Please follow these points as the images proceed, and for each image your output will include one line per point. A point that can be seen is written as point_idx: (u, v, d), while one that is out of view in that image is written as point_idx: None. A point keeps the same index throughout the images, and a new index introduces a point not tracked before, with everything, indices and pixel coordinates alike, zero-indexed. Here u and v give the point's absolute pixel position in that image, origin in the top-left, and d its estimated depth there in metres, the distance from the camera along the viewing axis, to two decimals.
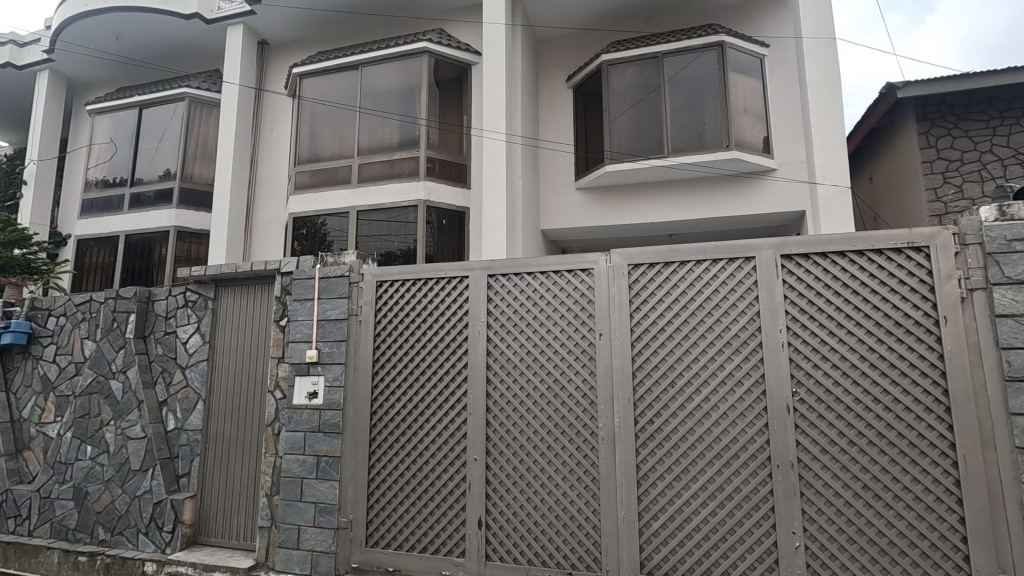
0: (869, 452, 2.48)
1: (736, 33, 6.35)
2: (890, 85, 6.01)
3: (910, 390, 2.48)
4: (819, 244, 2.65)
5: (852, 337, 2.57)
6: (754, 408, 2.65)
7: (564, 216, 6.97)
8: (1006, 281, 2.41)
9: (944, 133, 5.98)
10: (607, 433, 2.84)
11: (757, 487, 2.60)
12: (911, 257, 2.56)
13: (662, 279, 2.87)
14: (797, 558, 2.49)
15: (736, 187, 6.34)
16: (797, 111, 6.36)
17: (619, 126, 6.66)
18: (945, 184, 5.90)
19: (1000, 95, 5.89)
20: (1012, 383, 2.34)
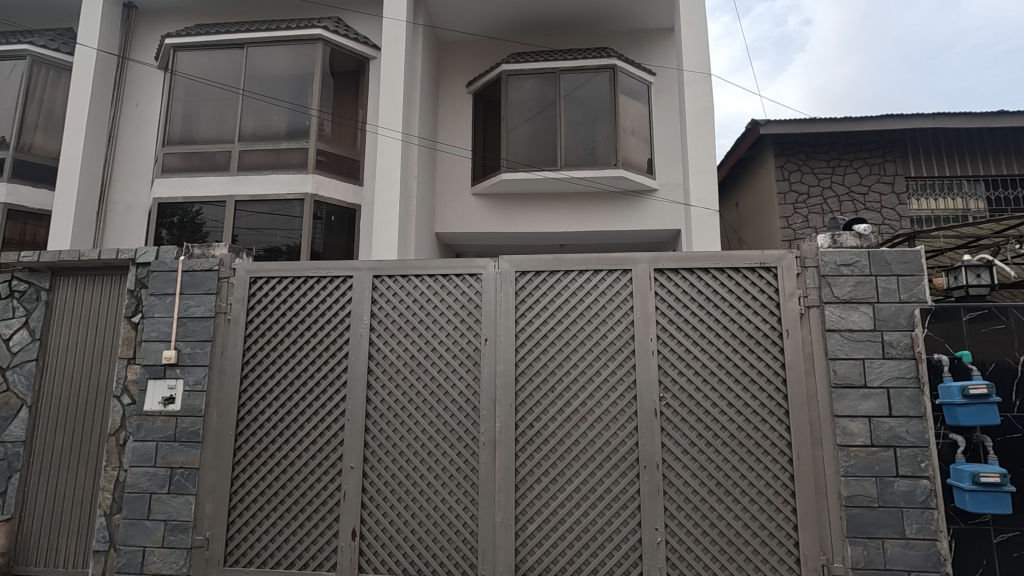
0: (723, 452, 2.72)
1: (627, 59, 6.75)
2: (754, 122, 6.75)
3: (758, 395, 2.75)
4: (687, 260, 2.88)
5: (712, 346, 2.81)
6: (626, 412, 2.80)
7: (459, 221, 6.96)
8: (835, 300, 2.78)
9: (795, 169, 6.81)
10: (488, 437, 2.85)
11: (626, 487, 2.75)
12: (763, 276, 2.86)
13: (547, 287, 2.95)
14: (658, 552, 2.66)
15: (621, 204, 6.72)
16: (677, 137, 6.90)
17: (516, 136, 6.80)
18: (794, 214, 6.71)
19: (839, 141, 6.81)
20: (837, 389, 2.70)
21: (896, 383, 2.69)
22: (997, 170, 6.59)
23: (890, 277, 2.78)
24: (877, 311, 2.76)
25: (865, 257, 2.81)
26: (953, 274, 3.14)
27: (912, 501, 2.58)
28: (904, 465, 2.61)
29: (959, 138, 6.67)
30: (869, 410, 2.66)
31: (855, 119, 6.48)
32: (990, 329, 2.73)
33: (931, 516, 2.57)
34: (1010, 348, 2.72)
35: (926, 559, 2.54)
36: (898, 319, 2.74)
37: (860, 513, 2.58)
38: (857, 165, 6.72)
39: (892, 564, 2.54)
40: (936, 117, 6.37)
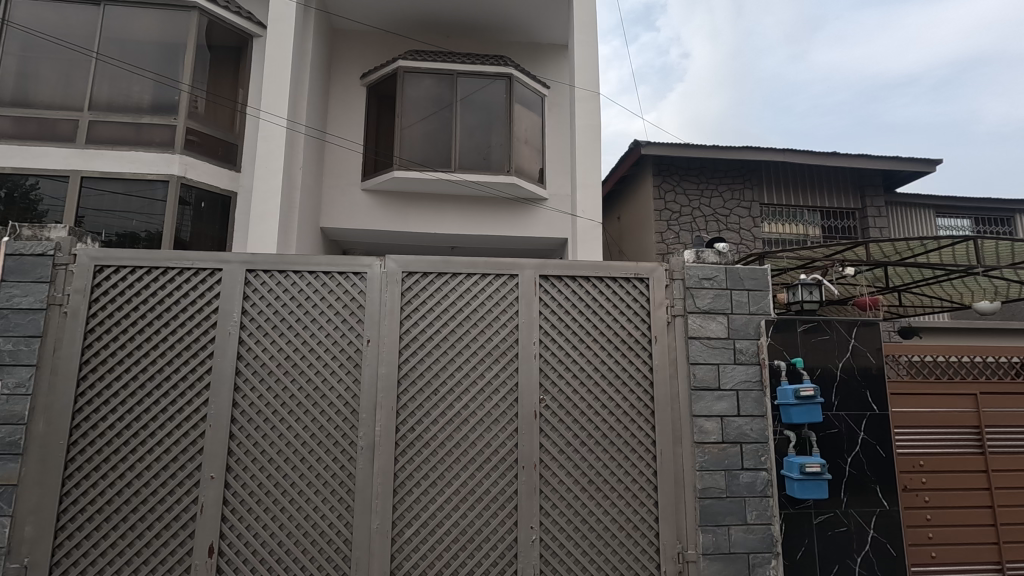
0: (596, 451, 2.87)
1: (523, 70, 6.93)
2: (636, 142, 7.25)
3: (629, 396, 2.95)
4: (570, 268, 3.01)
5: (590, 351, 2.97)
6: (507, 414, 2.86)
7: (347, 216, 6.68)
8: (697, 310, 3.06)
9: (670, 189, 7.41)
10: (367, 441, 2.76)
11: (505, 488, 2.80)
12: (636, 286, 3.07)
13: (434, 289, 2.93)
14: (533, 550, 2.74)
15: (512, 210, 6.86)
16: (566, 150, 7.20)
17: (410, 135, 6.68)
18: (668, 230, 7.29)
19: (708, 166, 7.51)
20: (696, 392, 2.97)
21: (745, 385, 3.01)
22: (830, 203, 7.68)
23: (742, 291, 3.13)
24: (731, 321, 3.08)
25: (722, 273, 3.13)
26: (792, 291, 3.59)
27: (753, 490, 2.90)
28: (748, 459, 2.93)
29: (802, 173, 7.68)
30: (721, 410, 2.96)
31: (721, 148, 7.21)
32: (817, 339, 3.19)
33: (768, 503, 2.91)
34: (832, 354, 3.20)
35: (762, 541, 2.87)
36: (748, 329, 3.08)
37: (711, 504, 2.86)
38: (721, 190, 7.46)
39: (735, 547, 2.84)
40: (785, 153, 7.28)
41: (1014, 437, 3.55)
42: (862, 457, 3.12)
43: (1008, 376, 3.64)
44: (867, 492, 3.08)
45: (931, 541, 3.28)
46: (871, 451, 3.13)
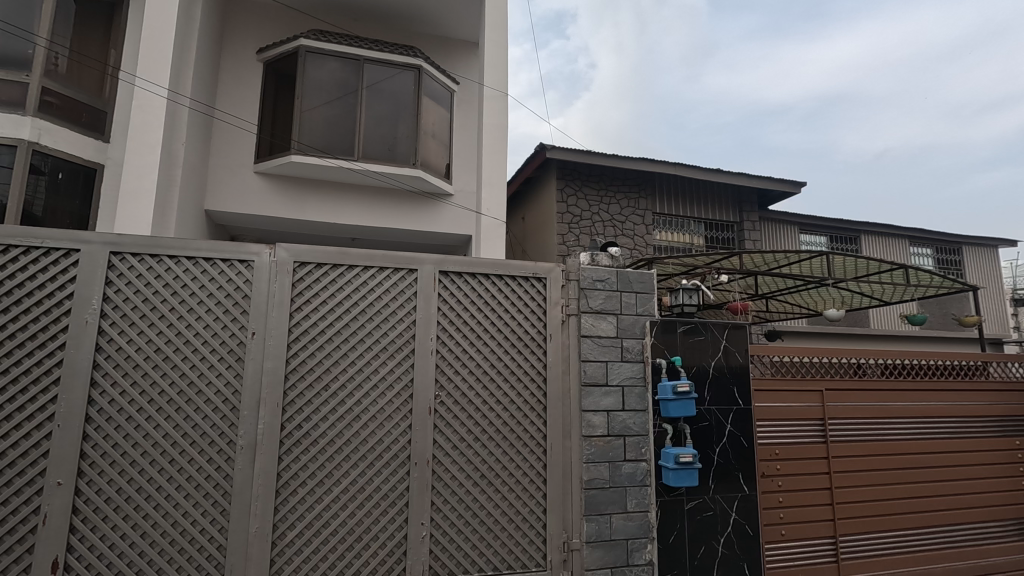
0: (488, 446, 2.92)
1: (433, 63, 6.85)
2: (542, 145, 7.43)
3: (523, 392, 3.02)
4: (470, 265, 3.02)
5: (487, 347, 3.00)
6: (401, 410, 2.82)
7: (237, 200, 6.22)
8: (589, 310, 3.21)
9: (572, 193, 7.68)
10: (247, 440, 2.59)
11: (396, 485, 2.76)
12: (534, 285, 3.16)
13: (328, 282, 2.81)
14: (422, 547, 2.72)
15: (417, 204, 6.76)
16: (473, 147, 7.22)
17: (311, 118, 6.34)
18: (569, 232, 7.56)
19: (609, 174, 7.87)
20: (586, 388, 3.11)
21: (630, 382, 3.21)
22: (713, 216, 8.37)
23: (631, 294, 3.33)
24: (619, 321, 3.27)
25: (614, 276, 3.31)
26: (674, 294, 3.87)
27: (634, 480, 3.10)
28: (630, 451, 3.13)
29: (690, 186, 8.29)
30: (608, 405, 3.13)
31: (621, 157, 7.59)
32: (694, 339, 3.48)
33: (646, 492, 3.12)
34: (706, 354, 3.49)
35: (640, 527, 3.07)
36: (634, 329, 3.29)
37: (596, 494, 3.01)
38: (619, 197, 7.85)
39: (616, 534, 3.01)
40: (676, 166, 7.82)
41: (851, 427, 4.08)
42: (728, 447, 3.44)
43: (849, 374, 4.18)
44: (731, 478, 3.40)
45: (781, 520, 3.71)
46: (735, 441, 3.47)
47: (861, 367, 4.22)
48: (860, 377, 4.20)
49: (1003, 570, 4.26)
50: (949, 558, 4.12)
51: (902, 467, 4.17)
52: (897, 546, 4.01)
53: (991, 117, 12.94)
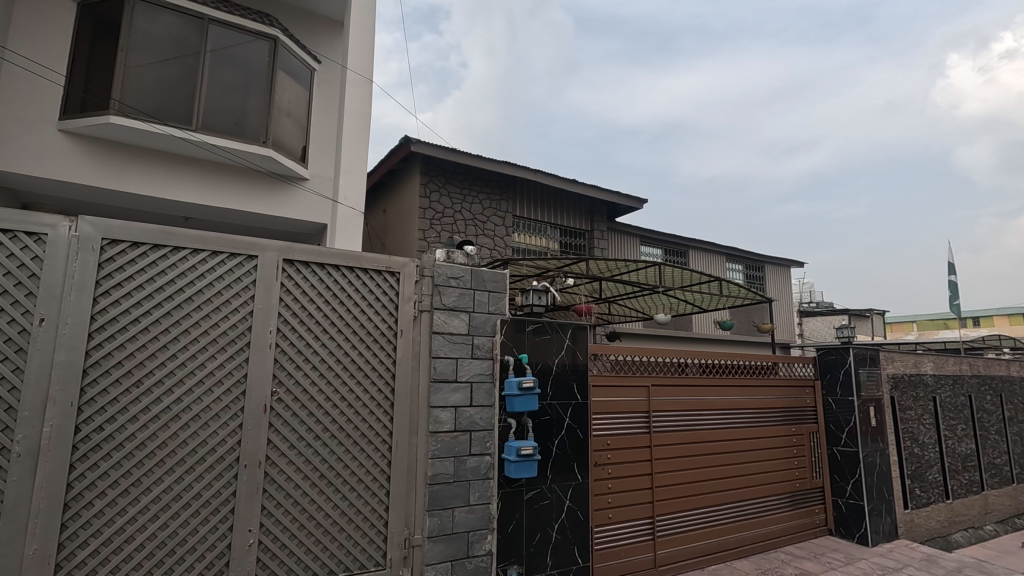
0: (329, 445, 2.79)
1: (291, 36, 6.38)
2: (407, 137, 7.31)
3: (369, 389, 2.94)
4: (318, 255, 2.88)
5: (333, 342, 2.87)
6: (231, 409, 2.58)
7: (33, 161, 5.20)
8: (442, 307, 3.23)
9: (435, 189, 7.65)
10: (27, 447, 2.17)
11: (220, 490, 2.52)
12: (387, 280, 3.10)
13: (147, 264, 2.48)
14: (248, 555, 2.52)
15: (266, 186, 6.22)
16: (332, 132, 6.84)
17: (138, 77, 5.54)
18: (430, 229, 7.51)
19: (473, 173, 7.98)
20: (436, 384, 3.12)
21: (478, 378, 3.28)
22: (567, 222, 8.89)
23: (484, 292, 3.42)
24: (471, 319, 3.33)
25: (468, 274, 3.37)
26: (524, 295, 4.04)
27: (477, 474, 3.18)
28: (475, 445, 3.20)
29: (548, 193, 8.72)
30: (456, 401, 3.17)
31: (485, 158, 7.74)
32: (540, 338, 3.66)
33: (488, 484, 3.21)
34: (550, 352, 3.70)
35: (481, 519, 3.15)
36: (485, 326, 3.38)
37: (440, 489, 3.03)
38: (481, 198, 7.99)
39: (458, 527, 3.06)
40: (536, 173, 8.19)
41: (670, 419, 4.60)
42: (566, 439, 3.68)
43: (671, 372, 4.72)
44: (566, 468, 3.65)
45: (609, 505, 4.07)
46: (572, 434, 3.73)
47: (682, 365, 4.80)
48: (680, 375, 4.77)
49: (777, 535, 5.12)
50: (739, 529, 4.85)
51: (709, 452, 4.80)
52: (701, 521, 4.62)
53: (792, 157, 15.42)
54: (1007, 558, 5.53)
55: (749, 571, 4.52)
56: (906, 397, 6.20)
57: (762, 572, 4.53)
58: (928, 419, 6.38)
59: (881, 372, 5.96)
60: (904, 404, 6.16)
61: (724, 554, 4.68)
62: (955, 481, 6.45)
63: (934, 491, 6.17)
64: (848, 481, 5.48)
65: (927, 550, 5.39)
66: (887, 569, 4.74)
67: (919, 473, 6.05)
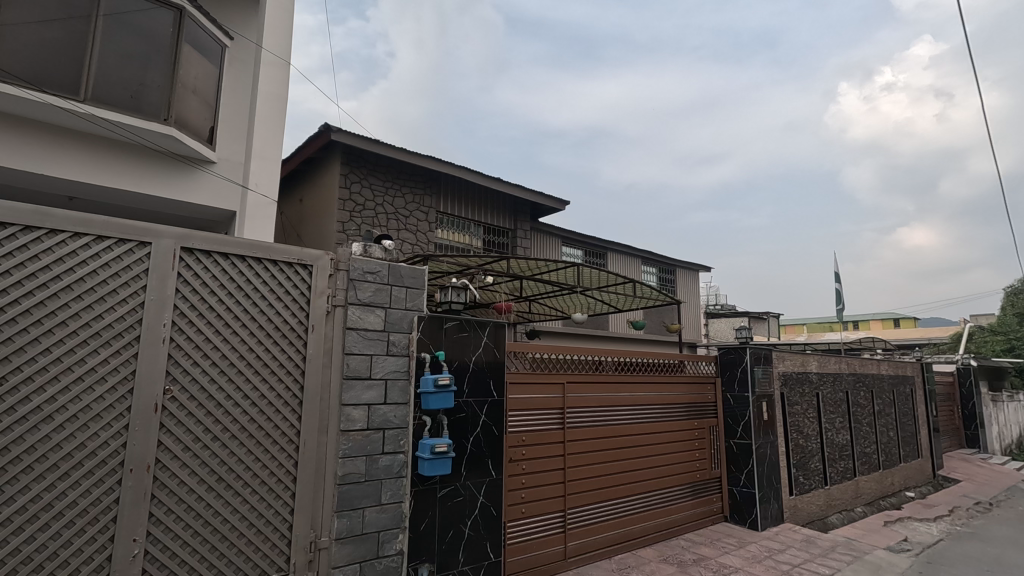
0: (229, 446, 2.63)
1: (200, 8, 5.88)
2: (327, 125, 7.03)
3: (276, 387, 2.81)
4: (222, 244, 2.70)
5: (236, 337, 2.71)
6: (116, 409, 2.36)
7: None
8: (357, 302, 3.14)
9: (356, 180, 7.41)
10: None
11: (101, 498, 2.30)
12: (298, 272, 2.97)
13: (17, 248, 2.22)
14: (132, 567, 2.32)
15: (167, 168, 5.74)
16: (245, 113, 6.42)
17: (15, 38, 4.92)
18: (349, 221, 7.26)
19: (396, 166, 7.81)
20: (348, 381, 3.03)
21: (393, 375, 3.23)
22: (491, 220, 8.92)
23: (401, 288, 3.36)
24: (387, 315, 3.27)
25: (385, 269, 3.31)
26: (443, 292, 4.02)
27: (390, 472, 3.12)
28: (388, 444, 3.14)
29: (473, 191, 8.71)
30: (369, 399, 3.10)
31: (408, 152, 7.61)
32: (457, 335, 3.66)
33: (401, 483, 3.17)
34: (467, 349, 3.71)
35: (392, 518, 3.10)
36: (402, 323, 3.33)
37: (349, 489, 2.95)
38: (404, 191, 7.84)
39: (368, 527, 3.00)
40: (461, 170, 8.16)
41: (583, 415, 4.76)
42: (481, 436, 3.71)
43: (586, 369, 4.88)
44: (481, 465, 3.67)
45: (523, 500, 4.14)
46: (487, 431, 3.76)
47: (597, 363, 4.98)
48: (595, 372, 4.95)
49: (679, 524, 5.44)
50: (644, 518, 5.10)
51: (619, 447, 5.02)
52: (609, 512, 4.81)
53: (704, 168, 16.39)
54: (872, 536, 6.22)
55: (652, 558, 4.77)
56: (794, 393, 6.79)
57: (664, 558, 4.80)
58: (811, 413, 7.03)
59: (773, 371, 6.49)
60: (792, 400, 6.75)
61: (629, 543, 4.90)
62: (833, 469, 7.16)
63: (815, 478, 6.82)
64: (742, 471, 5.92)
65: (807, 532, 5.95)
66: (772, 551, 5.18)
67: (803, 462, 6.66)
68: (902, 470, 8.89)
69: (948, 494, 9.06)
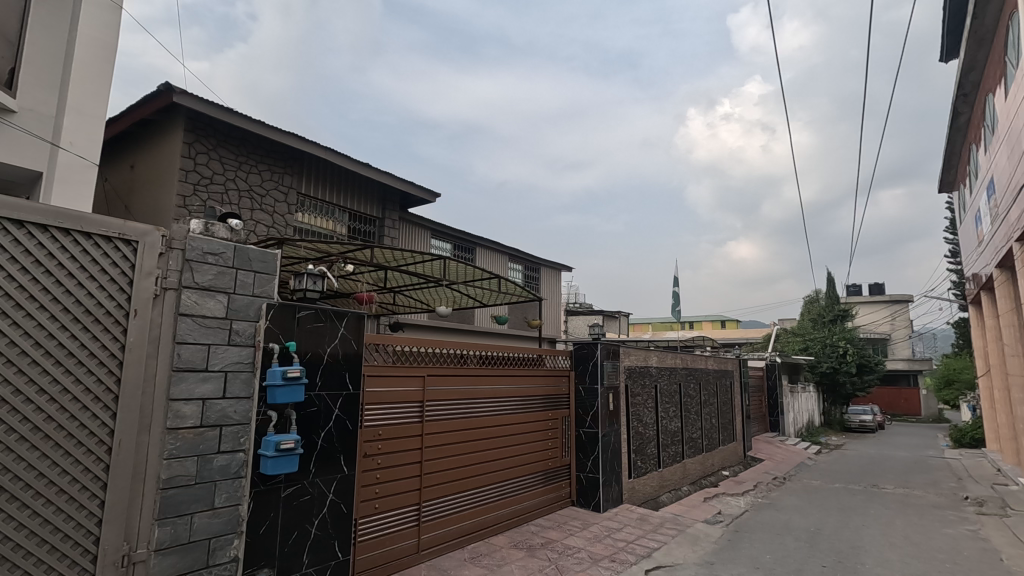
0: (16, 449, 2.20)
1: None
2: (168, 85, 6.19)
3: (84, 379, 2.41)
4: (16, 210, 2.25)
5: (31, 321, 2.27)
6: None
7: None
8: (194, 285, 2.82)
9: (203, 151, 6.63)
10: None
11: None
12: (119, 248, 2.58)
13: None
14: None
15: None
16: (59, 57, 5.30)
17: None
18: (193, 195, 6.49)
19: (252, 140, 7.14)
20: (177, 374, 2.71)
21: (234, 367, 2.95)
22: (357, 207, 8.56)
23: (249, 272, 3.09)
24: (231, 301, 2.98)
25: (231, 250, 3.02)
26: (298, 278, 3.78)
27: (226, 473, 2.85)
28: (225, 442, 2.86)
29: (338, 174, 8.27)
30: (203, 393, 2.80)
31: (266, 126, 7.00)
32: (312, 325, 3.45)
33: (239, 484, 2.91)
34: (322, 340, 3.52)
35: (227, 523, 2.84)
36: (248, 310, 3.05)
37: (175, 494, 2.64)
38: (261, 168, 7.21)
39: (195, 535, 2.71)
40: (326, 152, 7.70)
41: (444, 408, 4.78)
42: (333, 431, 3.54)
43: (448, 362, 4.91)
44: (332, 461, 3.50)
45: (376, 495, 4.05)
46: (341, 426, 3.59)
47: (459, 356, 5.05)
48: (458, 365, 5.01)
49: (529, 510, 5.68)
50: (497, 507, 5.27)
51: (476, 439, 5.11)
52: (464, 503, 4.88)
53: None
54: (693, 511, 7.07)
55: (503, 544, 4.95)
56: (636, 385, 7.45)
57: (514, 544, 5.00)
58: (650, 403, 7.78)
59: (620, 365, 7.07)
60: (634, 391, 7.41)
61: (482, 532, 5.02)
62: (665, 452, 8.00)
63: (650, 462, 7.56)
64: (589, 457, 6.37)
65: (641, 510, 6.59)
66: (611, 530, 5.66)
67: (641, 448, 7.35)
68: (720, 452, 10.20)
69: (753, 471, 10.60)
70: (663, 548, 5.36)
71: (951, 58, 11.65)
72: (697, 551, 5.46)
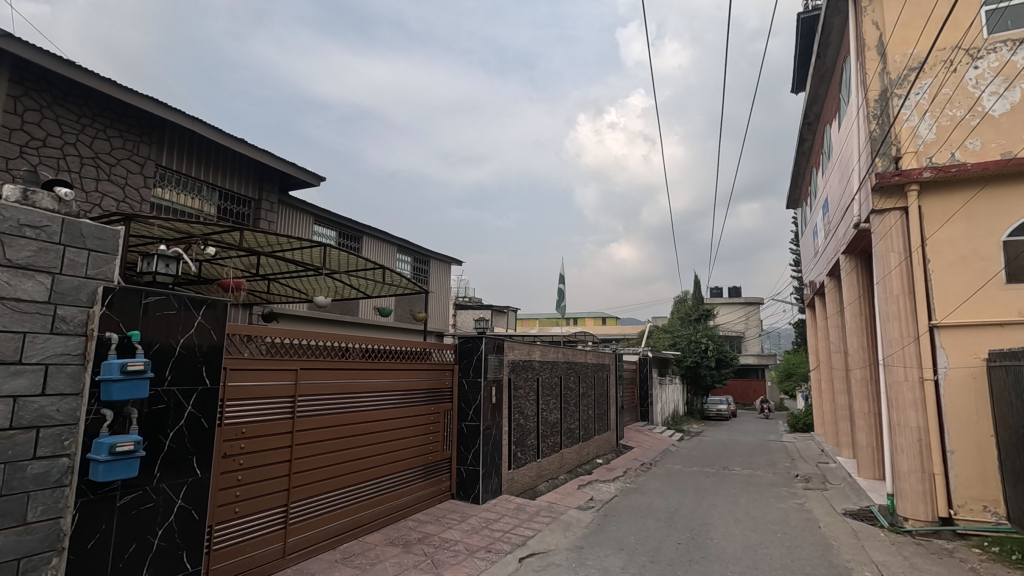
0: None
1: None
2: None
3: None
4: None
5: None
6: None
7: None
8: (5, 263, 2.39)
9: (34, 108, 5.63)
10: None
11: None
12: None
13: None
14: None
15: None
16: None
17: None
18: (19, 158, 5.49)
19: (97, 100, 6.21)
20: None
21: (58, 360, 2.56)
22: (228, 186, 7.83)
23: (80, 250, 2.68)
24: (55, 283, 2.57)
25: (57, 224, 2.59)
26: (146, 260, 3.35)
27: (43, 483, 2.46)
28: (44, 446, 2.47)
29: (206, 149, 7.51)
30: (16, 389, 2.39)
31: (117, 86, 6.14)
32: (162, 313, 3.08)
33: (61, 494, 2.54)
34: (173, 330, 3.15)
35: (42, 540, 2.46)
36: (78, 295, 2.66)
37: None
38: (109, 134, 6.31)
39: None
40: (192, 121, 6.95)
41: (319, 403, 4.54)
42: (184, 431, 3.19)
43: (326, 355, 4.67)
44: (182, 463, 3.16)
45: (236, 499, 3.74)
46: (194, 424, 3.25)
47: (342, 349, 4.85)
48: (339, 359, 4.81)
49: (407, 506, 5.58)
50: (373, 504, 5.11)
51: (352, 435, 4.91)
52: (337, 502, 4.67)
53: None
54: (567, 498, 7.40)
55: (379, 542, 4.81)
56: (519, 379, 7.62)
57: (390, 541, 4.89)
58: (531, 396, 7.99)
59: (504, 359, 7.17)
60: (517, 384, 7.57)
61: (355, 531, 4.84)
62: (544, 443, 8.28)
63: (529, 452, 7.78)
64: (470, 451, 6.40)
65: (519, 500, 6.75)
66: (488, 521, 5.74)
67: (521, 439, 7.53)
68: (595, 441, 10.76)
69: (624, 458, 11.33)
70: (536, 536, 5.55)
71: (799, 91, 13.27)
72: (569, 536, 5.72)
